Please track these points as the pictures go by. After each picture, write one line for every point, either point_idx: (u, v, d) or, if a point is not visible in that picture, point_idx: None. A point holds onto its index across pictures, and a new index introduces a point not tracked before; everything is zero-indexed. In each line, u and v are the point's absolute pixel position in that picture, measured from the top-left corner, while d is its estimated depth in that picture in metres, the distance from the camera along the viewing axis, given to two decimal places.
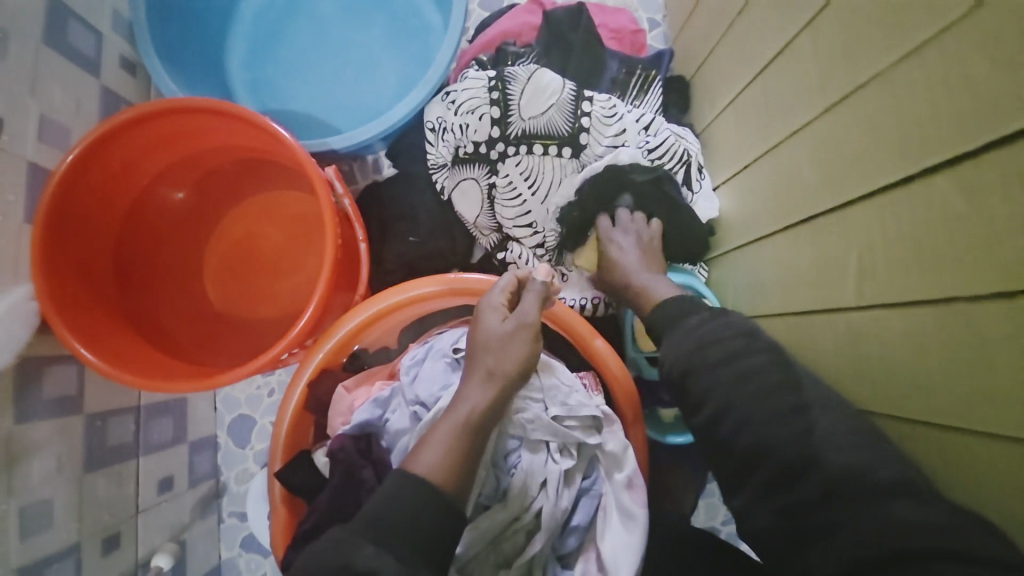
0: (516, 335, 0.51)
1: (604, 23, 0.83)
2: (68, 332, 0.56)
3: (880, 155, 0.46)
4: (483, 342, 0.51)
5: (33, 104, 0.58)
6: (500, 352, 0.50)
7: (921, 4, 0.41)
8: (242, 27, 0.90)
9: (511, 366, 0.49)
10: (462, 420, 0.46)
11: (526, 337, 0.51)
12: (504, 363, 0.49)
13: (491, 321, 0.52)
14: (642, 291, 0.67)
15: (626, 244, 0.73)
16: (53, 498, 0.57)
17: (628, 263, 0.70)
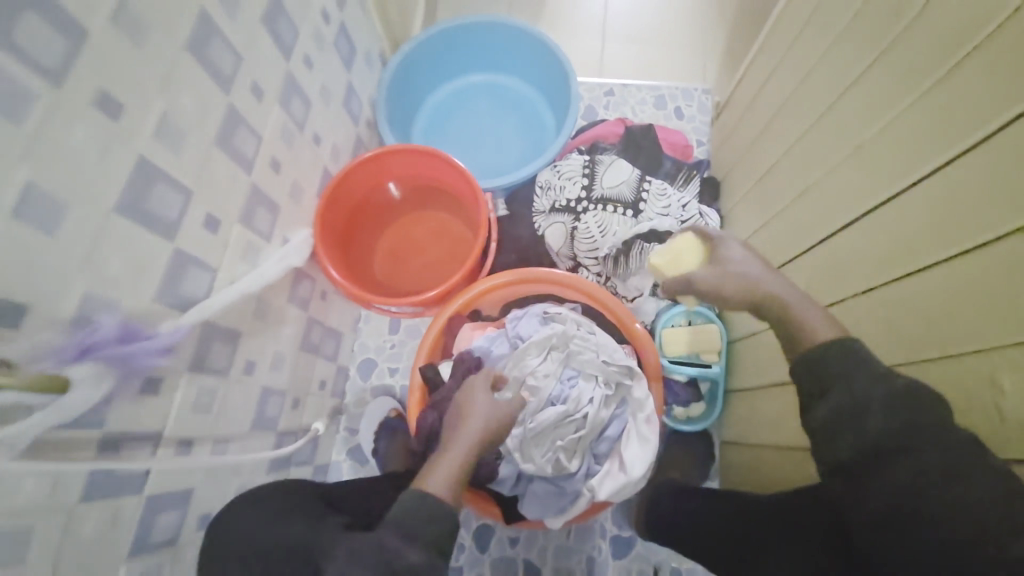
0: (491, 407, 0.75)
1: (666, 137, 1.25)
2: (325, 258, 0.95)
3: (817, 225, 0.80)
4: (470, 416, 0.74)
5: (332, 136, 1.03)
6: (489, 417, 0.74)
7: (837, 145, 0.77)
8: (426, 111, 1.39)
9: (491, 421, 0.73)
10: (466, 452, 0.69)
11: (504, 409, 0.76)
12: (487, 430, 0.73)
13: (479, 396, 0.78)
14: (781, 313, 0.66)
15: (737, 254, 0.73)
16: (284, 356, 0.91)
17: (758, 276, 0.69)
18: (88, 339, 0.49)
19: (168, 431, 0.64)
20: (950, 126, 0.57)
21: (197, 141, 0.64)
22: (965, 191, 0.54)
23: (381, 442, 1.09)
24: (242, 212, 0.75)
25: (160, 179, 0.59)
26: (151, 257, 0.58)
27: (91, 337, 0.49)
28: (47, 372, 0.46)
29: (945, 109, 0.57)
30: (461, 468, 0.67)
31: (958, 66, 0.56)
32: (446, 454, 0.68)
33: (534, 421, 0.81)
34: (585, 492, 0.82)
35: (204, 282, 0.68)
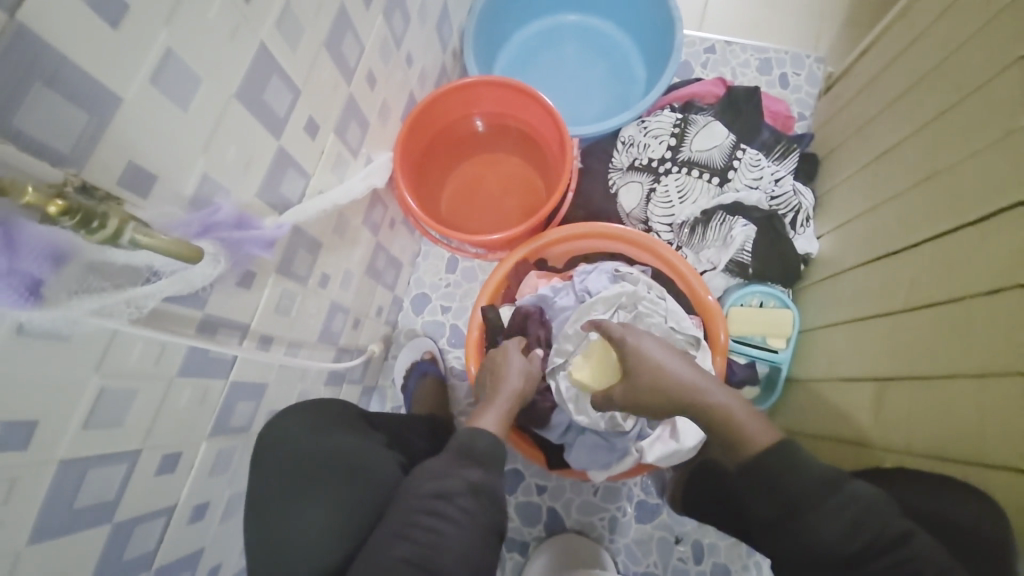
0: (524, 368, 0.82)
1: (769, 106, 1.15)
2: (401, 184, 0.94)
3: (937, 212, 0.72)
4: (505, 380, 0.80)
5: (422, 59, 1.00)
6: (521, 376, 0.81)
7: (984, 127, 0.67)
8: (512, 47, 1.32)
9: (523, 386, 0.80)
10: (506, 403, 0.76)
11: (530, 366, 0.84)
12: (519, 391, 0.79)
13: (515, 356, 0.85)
14: (708, 404, 0.65)
15: (648, 347, 0.73)
16: (353, 276, 0.93)
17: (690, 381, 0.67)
18: (210, 218, 0.51)
19: (253, 325, 0.66)
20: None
21: (309, 40, 0.63)
22: None
23: (411, 381, 1.13)
24: (337, 123, 0.74)
25: (276, 72, 0.59)
26: (260, 150, 0.59)
27: (212, 216, 0.51)
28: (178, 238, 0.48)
29: None
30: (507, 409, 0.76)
31: None
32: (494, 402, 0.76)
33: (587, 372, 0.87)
34: (634, 451, 0.85)
35: (299, 187, 0.69)
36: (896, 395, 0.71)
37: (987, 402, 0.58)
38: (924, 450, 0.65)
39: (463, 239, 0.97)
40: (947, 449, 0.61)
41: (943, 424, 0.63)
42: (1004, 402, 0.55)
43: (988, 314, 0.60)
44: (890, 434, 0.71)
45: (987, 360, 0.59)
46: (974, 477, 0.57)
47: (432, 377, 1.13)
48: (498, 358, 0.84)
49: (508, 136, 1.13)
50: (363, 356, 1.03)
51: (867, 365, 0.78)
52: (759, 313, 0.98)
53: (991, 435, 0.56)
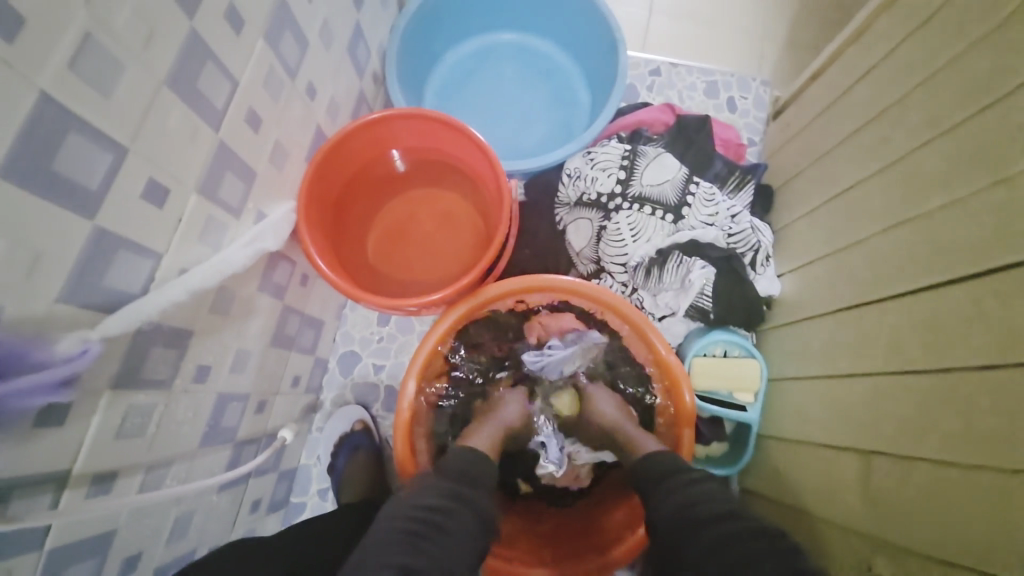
0: (518, 410, 0.87)
1: (719, 133, 1.08)
2: (308, 240, 0.78)
3: (914, 266, 0.66)
4: (499, 413, 0.85)
5: (330, 87, 0.84)
6: (513, 407, 0.86)
7: (962, 174, 0.61)
8: (442, 69, 1.19)
9: (512, 416, 0.85)
10: (493, 429, 0.81)
11: (522, 392, 0.90)
12: (510, 429, 0.83)
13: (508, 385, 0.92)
14: (627, 439, 0.77)
15: (604, 399, 0.86)
16: (250, 355, 0.75)
17: (613, 417, 0.82)
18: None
19: (78, 468, 0.48)
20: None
21: (136, 81, 0.47)
22: None
23: (339, 460, 0.95)
24: (203, 179, 0.58)
25: (82, 130, 0.43)
26: (61, 240, 0.43)
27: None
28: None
29: None
30: (495, 436, 0.80)
31: None
32: (482, 427, 0.81)
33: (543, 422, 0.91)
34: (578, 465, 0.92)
35: (144, 271, 0.52)
36: (886, 475, 0.63)
37: (990, 500, 0.50)
38: (923, 548, 0.57)
39: (386, 305, 0.82)
40: (947, 550, 0.54)
41: (942, 518, 0.55)
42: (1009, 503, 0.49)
43: (982, 393, 0.53)
44: (880, 519, 0.63)
45: (987, 449, 0.52)
46: None
47: (366, 450, 0.97)
48: (489, 403, 0.89)
49: (440, 172, 0.99)
50: (274, 444, 0.84)
51: (850, 433, 0.70)
52: (723, 364, 0.90)
53: (999, 540, 0.49)
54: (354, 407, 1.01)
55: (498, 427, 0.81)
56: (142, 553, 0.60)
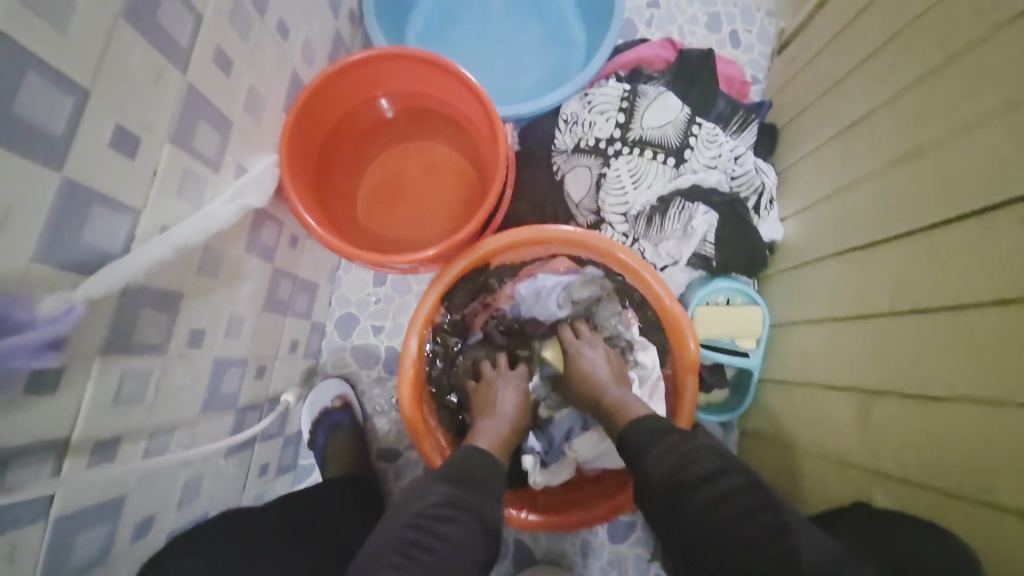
0: (516, 402, 0.81)
1: (722, 70, 1.02)
2: (295, 196, 0.74)
3: (923, 201, 0.64)
4: (496, 408, 0.79)
5: (304, 27, 0.77)
6: (510, 394, 0.81)
7: (981, 100, 0.58)
8: (424, 7, 1.10)
9: (510, 403, 0.80)
10: (498, 424, 0.76)
11: (519, 380, 0.84)
12: (515, 425, 0.78)
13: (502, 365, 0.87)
14: (613, 406, 0.74)
15: (594, 349, 0.84)
16: (244, 319, 0.73)
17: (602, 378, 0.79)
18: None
19: (77, 434, 0.47)
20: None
21: (90, 10, 0.42)
22: None
23: (319, 437, 0.94)
24: (174, 129, 0.53)
25: (34, 69, 0.38)
26: (24, 195, 0.39)
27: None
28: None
29: None
30: (503, 430, 0.76)
31: None
32: (488, 422, 0.76)
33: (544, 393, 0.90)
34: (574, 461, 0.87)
35: (122, 231, 0.48)
36: (888, 411, 0.64)
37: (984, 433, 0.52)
38: (921, 478, 0.59)
39: (383, 262, 0.79)
40: (944, 479, 0.56)
41: (936, 449, 0.57)
42: (1002, 435, 0.50)
43: (984, 328, 0.53)
44: (880, 453, 0.64)
45: (989, 382, 0.52)
46: (958, 515, 0.54)
47: (347, 426, 0.95)
48: (486, 390, 0.83)
49: (428, 120, 0.94)
50: (276, 409, 0.83)
51: (851, 372, 0.71)
52: (726, 310, 0.89)
53: (990, 469, 0.51)
54: (336, 380, 0.99)
55: (500, 421, 0.77)
56: (154, 515, 0.60)
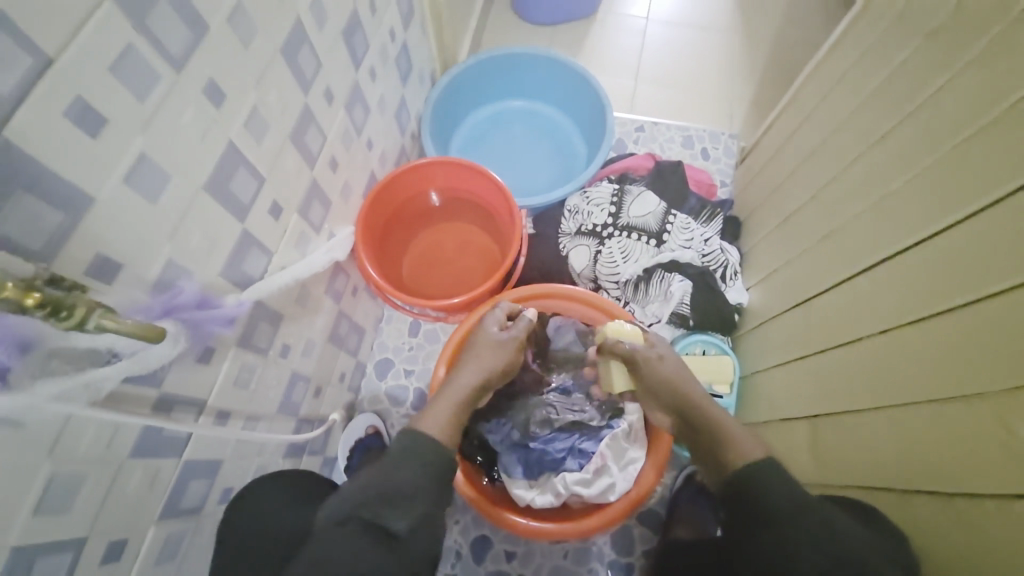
0: (474, 375, 0.85)
1: (694, 176, 1.31)
2: (364, 256, 0.99)
3: (832, 268, 0.85)
4: (453, 384, 0.84)
5: (382, 142, 1.09)
6: (479, 358, 0.88)
7: (861, 195, 0.82)
8: (465, 129, 1.46)
9: (470, 377, 0.85)
10: (450, 407, 0.80)
11: (485, 345, 0.89)
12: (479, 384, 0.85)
13: (488, 330, 0.92)
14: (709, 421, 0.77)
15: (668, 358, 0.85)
16: (314, 344, 0.94)
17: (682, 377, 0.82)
18: (174, 299, 0.55)
19: (210, 401, 0.67)
20: (975, 181, 0.61)
21: (273, 134, 0.70)
22: (956, 261, 0.62)
23: (355, 459, 1.07)
24: (300, 203, 0.80)
25: (242, 163, 0.65)
26: (223, 234, 0.64)
27: (174, 297, 0.55)
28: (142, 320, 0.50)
29: (945, 183, 0.66)
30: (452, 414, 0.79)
31: (966, 145, 0.64)
32: (445, 395, 0.82)
33: (557, 413, 0.99)
34: (559, 487, 0.91)
35: (262, 264, 0.73)
36: (829, 431, 0.78)
37: (885, 433, 0.68)
38: (859, 483, 0.72)
39: (424, 306, 1.02)
40: (874, 481, 0.69)
41: (862, 456, 0.71)
42: (897, 431, 0.66)
43: (880, 352, 0.71)
44: (826, 469, 0.77)
45: (882, 394, 0.69)
46: (893, 508, 0.66)
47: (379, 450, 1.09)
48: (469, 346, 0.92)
49: (465, 207, 1.23)
50: (324, 426, 1.01)
51: (802, 405, 0.86)
52: (704, 362, 1.07)
53: (890, 463, 0.67)
54: (370, 415, 1.15)
55: (453, 401, 0.81)
56: (234, 488, 0.75)
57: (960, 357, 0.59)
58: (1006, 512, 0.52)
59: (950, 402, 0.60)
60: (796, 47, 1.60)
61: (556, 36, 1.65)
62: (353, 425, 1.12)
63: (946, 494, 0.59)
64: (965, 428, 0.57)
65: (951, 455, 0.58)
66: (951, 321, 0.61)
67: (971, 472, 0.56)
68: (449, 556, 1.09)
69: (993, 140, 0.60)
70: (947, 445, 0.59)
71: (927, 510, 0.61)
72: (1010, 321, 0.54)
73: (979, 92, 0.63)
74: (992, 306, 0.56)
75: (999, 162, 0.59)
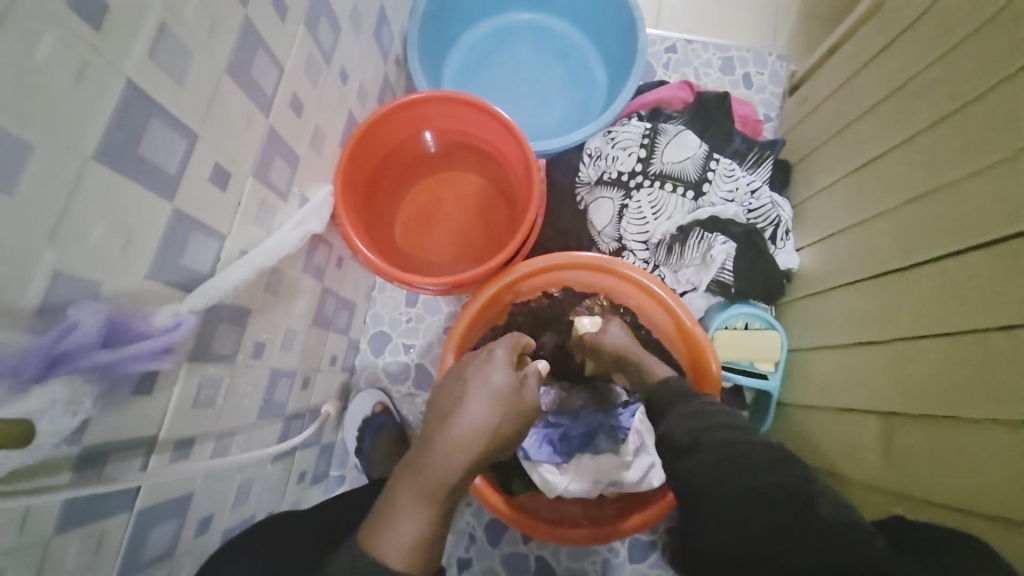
0: (481, 413, 0.58)
1: (738, 109, 1.10)
2: (347, 223, 0.81)
3: (929, 238, 0.69)
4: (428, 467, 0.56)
5: (359, 72, 0.86)
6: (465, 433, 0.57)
7: (984, 143, 0.63)
8: (459, 51, 1.20)
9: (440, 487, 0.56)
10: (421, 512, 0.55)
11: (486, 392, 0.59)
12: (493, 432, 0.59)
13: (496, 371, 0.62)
14: (637, 366, 0.80)
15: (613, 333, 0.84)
16: (296, 333, 0.79)
17: (624, 346, 0.83)
18: (59, 344, 0.36)
19: (164, 434, 0.52)
20: None
21: (203, 69, 0.49)
22: None
23: (366, 441, 0.99)
24: (256, 163, 0.60)
25: (158, 115, 0.45)
26: (145, 220, 0.45)
27: (63, 340, 0.36)
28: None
29: None
30: (414, 546, 0.53)
31: None
32: (412, 483, 0.56)
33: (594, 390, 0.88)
34: (596, 475, 0.83)
35: (211, 252, 0.55)
36: (908, 433, 0.66)
37: (986, 450, 0.56)
38: (943, 499, 0.60)
39: (422, 281, 0.85)
40: (966, 501, 0.58)
41: (948, 472, 0.60)
42: (1002, 452, 0.54)
43: (995, 350, 0.57)
44: (900, 475, 0.67)
45: (986, 404, 0.57)
46: (988, 535, 0.55)
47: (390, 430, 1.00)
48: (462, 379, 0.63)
49: (467, 155, 1.01)
50: (317, 419, 0.89)
51: (872, 398, 0.74)
52: (746, 335, 0.94)
53: (986, 486, 0.56)
54: (378, 391, 1.04)
55: (427, 482, 0.56)
56: (212, 516, 0.64)
57: None
58: None
59: None
60: None
61: None
62: (359, 402, 1.02)
63: None
64: None
65: None
66: None
67: None
68: (464, 540, 1.03)
69: None
70: None
71: (1022, 547, 0.51)
72: None
73: None
74: None
75: None
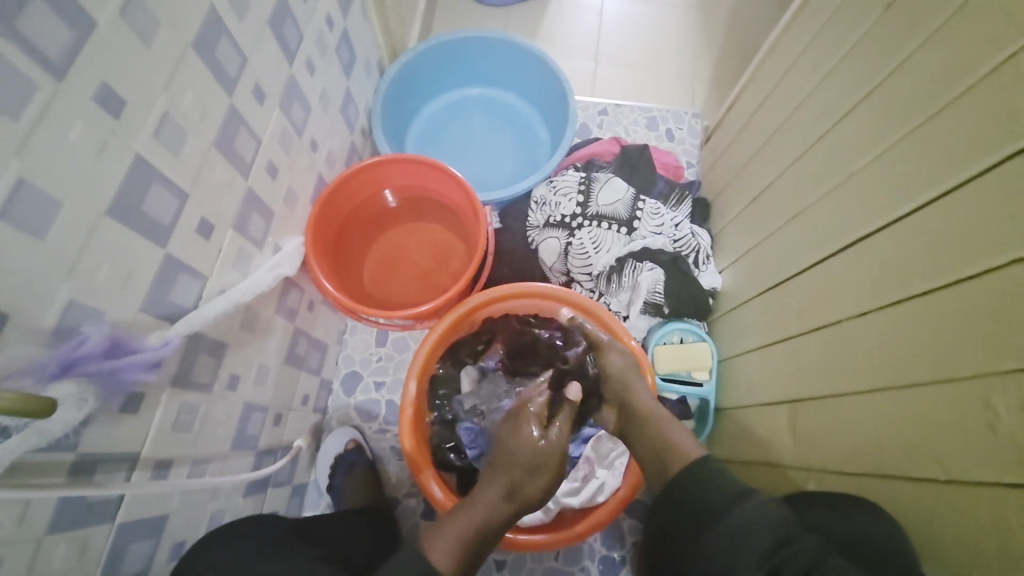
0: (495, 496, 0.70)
1: (660, 158, 1.28)
2: (316, 268, 0.91)
3: (802, 249, 0.84)
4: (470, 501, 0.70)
5: (327, 142, 1.00)
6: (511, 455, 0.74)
7: (828, 173, 0.80)
8: (418, 122, 1.37)
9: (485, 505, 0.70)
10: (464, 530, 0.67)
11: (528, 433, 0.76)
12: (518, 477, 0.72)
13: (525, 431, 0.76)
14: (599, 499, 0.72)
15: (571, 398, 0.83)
16: (269, 369, 0.86)
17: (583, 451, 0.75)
18: (75, 351, 0.47)
19: (145, 452, 0.59)
20: (949, 154, 0.58)
21: (194, 143, 0.61)
22: (930, 241, 0.59)
23: (337, 478, 1.02)
24: (236, 217, 0.72)
25: (157, 179, 0.56)
26: (141, 262, 0.55)
27: (77, 349, 0.47)
28: (26, 391, 0.43)
29: (913, 158, 0.63)
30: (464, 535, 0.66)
31: (930, 119, 0.61)
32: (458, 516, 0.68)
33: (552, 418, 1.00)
34: (549, 501, 0.89)
35: (194, 291, 0.64)
36: (809, 415, 0.77)
37: (862, 418, 0.67)
38: (837, 466, 0.70)
39: (387, 317, 0.95)
40: (852, 464, 0.68)
41: (840, 445, 0.70)
42: (872, 417, 0.65)
43: (856, 333, 0.69)
44: (809, 455, 0.76)
45: (857, 378, 0.68)
46: (874, 492, 0.64)
47: (361, 466, 1.03)
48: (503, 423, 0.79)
49: (424, 207, 1.15)
50: (288, 453, 0.95)
51: (781, 389, 0.85)
52: (681, 350, 1.05)
53: (866, 449, 0.66)
54: (350, 428, 1.10)
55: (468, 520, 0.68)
56: (185, 540, 0.68)
57: (937, 340, 0.56)
58: (969, 504, 0.51)
59: (926, 390, 0.57)
60: (753, 20, 1.58)
61: (510, 17, 1.57)
62: (331, 440, 1.07)
63: (923, 483, 0.57)
64: (939, 415, 0.56)
65: (927, 444, 0.57)
66: (924, 303, 0.58)
67: (948, 462, 0.54)
68: None
69: (956, 113, 0.57)
70: (922, 432, 0.57)
71: (895, 493, 0.61)
72: (987, 304, 0.51)
73: (945, 59, 0.60)
74: (965, 289, 0.53)
75: (962, 138, 0.56)
